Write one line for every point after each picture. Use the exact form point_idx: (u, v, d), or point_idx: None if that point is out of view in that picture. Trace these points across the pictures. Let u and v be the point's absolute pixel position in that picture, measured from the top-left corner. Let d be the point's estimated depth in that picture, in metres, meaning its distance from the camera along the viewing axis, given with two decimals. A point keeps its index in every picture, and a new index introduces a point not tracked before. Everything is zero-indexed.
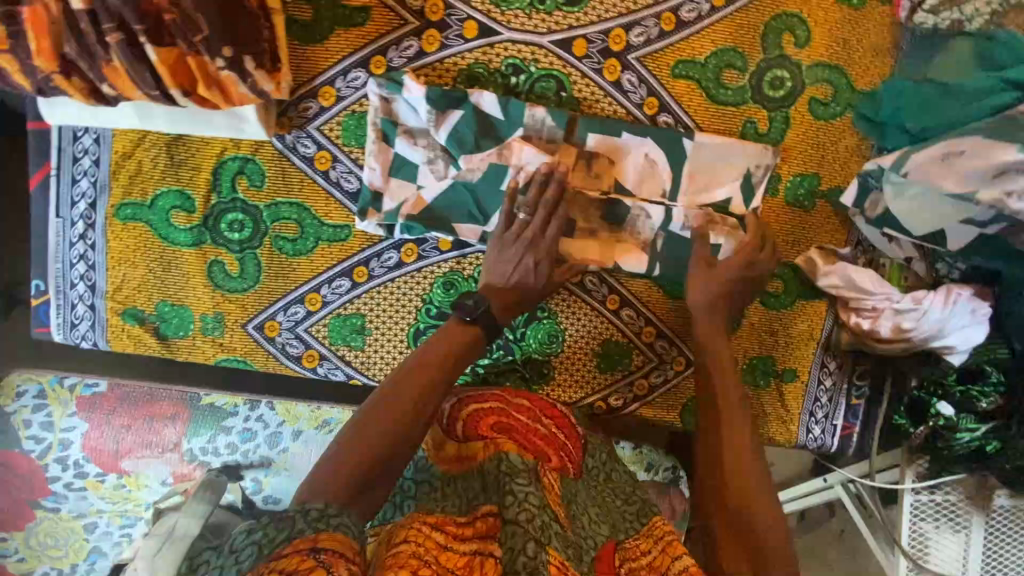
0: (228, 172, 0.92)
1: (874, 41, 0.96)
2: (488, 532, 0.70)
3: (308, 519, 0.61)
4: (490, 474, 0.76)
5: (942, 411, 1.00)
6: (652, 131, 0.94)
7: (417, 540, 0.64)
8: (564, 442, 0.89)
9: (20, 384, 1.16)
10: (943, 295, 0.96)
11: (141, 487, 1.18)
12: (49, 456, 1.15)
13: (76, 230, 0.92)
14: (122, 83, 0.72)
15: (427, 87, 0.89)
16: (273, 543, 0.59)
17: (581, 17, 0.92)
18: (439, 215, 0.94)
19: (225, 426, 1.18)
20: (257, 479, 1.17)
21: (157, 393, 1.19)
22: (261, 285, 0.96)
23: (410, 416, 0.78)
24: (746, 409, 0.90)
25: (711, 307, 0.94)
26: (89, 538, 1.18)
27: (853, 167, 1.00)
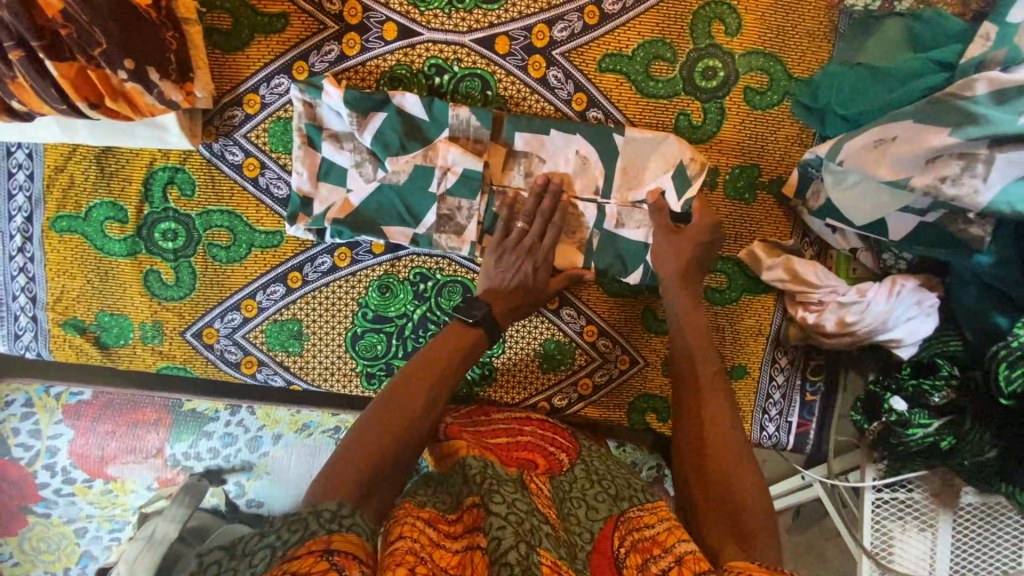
0: (159, 183, 0.93)
1: (808, 26, 0.93)
2: (474, 525, 0.68)
3: (321, 521, 0.60)
4: (473, 469, 0.73)
5: (895, 406, 0.96)
6: (580, 128, 0.92)
7: (412, 537, 0.63)
8: (551, 441, 0.92)
9: (8, 393, 1.18)
10: (887, 286, 0.94)
11: (128, 492, 1.21)
12: (38, 463, 1.19)
13: (15, 243, 0.94)
14: (30, 99, 0.74)
15: (345, 90, 0.88)
16: (287, 544, 0.57)
17: (502, 14, 0.91)
18: (367, 219, 0.92)
19: (206, 431, 1.19)
20: (240, 483, 1.19)
21: (140, 400, 1.19)
22: (197, 292, 0.97)
23: (411, 420, 0.78)
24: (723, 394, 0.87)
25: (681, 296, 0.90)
26: (79, 541, 1.23)
27: (794, 156, 0.98)
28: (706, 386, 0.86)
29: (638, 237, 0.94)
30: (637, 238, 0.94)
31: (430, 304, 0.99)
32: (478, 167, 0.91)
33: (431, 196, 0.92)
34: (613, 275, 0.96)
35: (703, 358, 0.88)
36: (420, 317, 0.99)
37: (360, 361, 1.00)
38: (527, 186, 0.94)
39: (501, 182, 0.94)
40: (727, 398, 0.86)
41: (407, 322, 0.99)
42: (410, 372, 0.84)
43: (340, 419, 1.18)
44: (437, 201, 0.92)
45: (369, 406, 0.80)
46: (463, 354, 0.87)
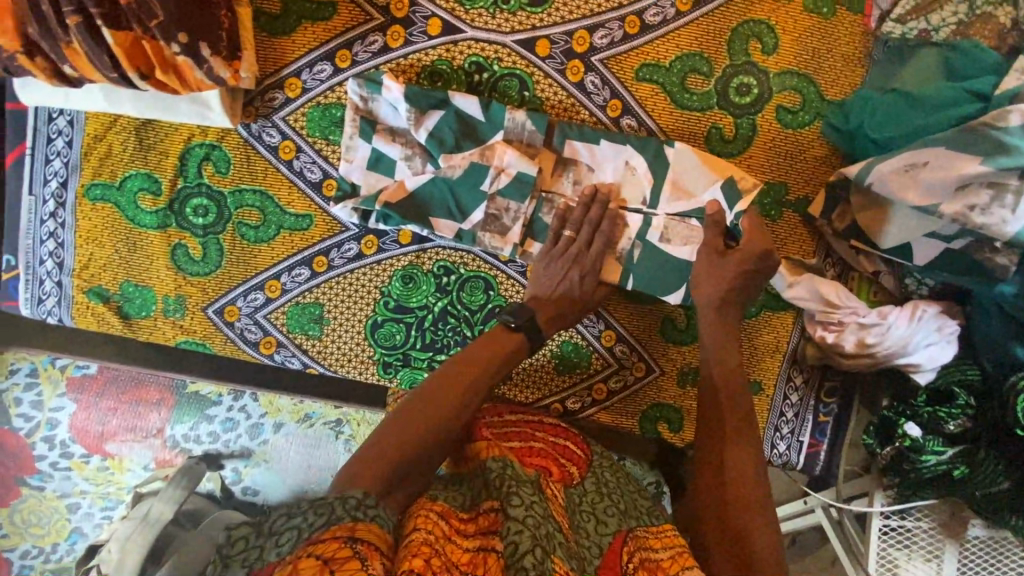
0: (194, 159, 0.94)
1: (845, 49, 0.94)
2: (487, 527, 0.69)
3: (347, 508, 0.60)
4: (493, 472, 0.73)
5: (909, 432, 0.96)
6: (631, 140, 0.94)
7: (427, 528, 0.63)
8: (565, 450, 0.90)
9: (14, 362, 1.19)
10: (908, 311, 0.94)
11: (125, 470, 1.24)
12: (37, 434, 1.21)
13: (48, 207, 0.95)
14: (82, 65, 0.75)
15: (405, 86, 0.91)
16: (312, 527, 0.57)
17: (545, 18, 0.92)
18: (414, 208, 0.94)
19: (208, 414, 1.22)
20: (237, 469, 1.23)
21: (145, 378, 1.21)
22: (223, 269, 0.97)
23: (438, 422, 0.78)
24: (727, 399, 0.88)
25: (721, 303, 0.90)
26: (71, 517, 1.24)
27: (823, 177, 0.98)
28: (728, 405, 0.87)
29: (684, 254, 0.94)
30: (682, 255, 0.94)
31: (451, 297, 1.01)
32: (532, 172, 0.93)
33: (483, 194, 0.94)
34: (653, 291, 0.96)
35: (729, 373, 0.89)
36: (441, 309, 1.01)
37: (378, 348, 1.01)
38: (576, 197, 0.96)
39: (550, 187, 0.96)
40: (746, 406, 0.88)
41: (427, 313, 1.01)
42: (442, 375, 0.84)
43: (344, 412, 1.22)
44: (487, 199, 0.94)
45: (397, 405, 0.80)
46: (492, 361, 0.87)
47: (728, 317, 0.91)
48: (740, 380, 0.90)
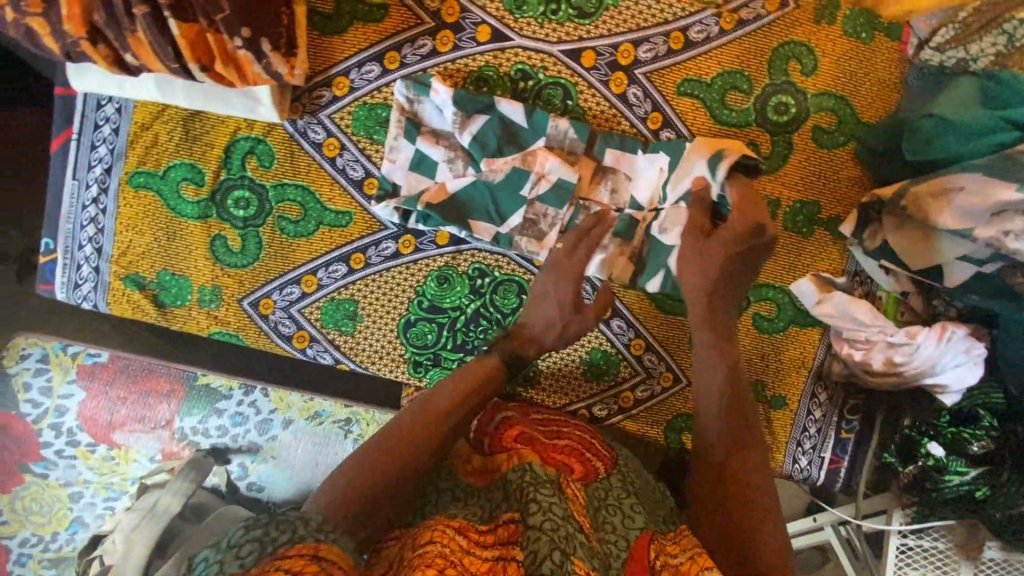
0: (239, 151, 0.95)
1: (880, 75, 0.97)
2: (508, 538, 0.68)
3: (309, 529, 0.58)
4: (514, 483, 0.74)
5: (933, 451, 0.98)
6: (662, 147, 0.95)
7: (442, 542, 0.63)
8: (591, 446, 0.91)
9: (26, 347, 1.19)
10: (937, 331, 0.95)
11: (130, 461, 1.21)
12: (45, 421, 1.20)
13: (90, 193, 0.95)
14: (144, 54, 0.76)
15: (453, 90, 0.92)
16: (275, 543, 0.55)
17: (592, 29, 0.94)
18: (453, 210, 0.95)
19: (217, 408, 1.22)
20: (244, 464, 1.21)
21: (157, 369, 1.21)
22: (261, 262, 0.98)
23: (424, 445, 0.78)
24: (716, 414, 0.85)
25: (710, 289, 0.86)
26: (73, 507, 1.21)
27: (854, 198, 1.01)
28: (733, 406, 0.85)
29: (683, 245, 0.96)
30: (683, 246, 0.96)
31: (484, 300, 1.02)
32: (573, 180, 0.95)
33: (522, 199, 0.95)
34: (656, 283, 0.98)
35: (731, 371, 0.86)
36: (473, 311, 1.02)
37: (409, 347, 1.02)
38: (613, 205, 0.97)
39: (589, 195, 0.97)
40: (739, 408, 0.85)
41: (460, 315, 1.02)
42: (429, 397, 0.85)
43: (352, 411, 1.23)
44: (526, 205, 0.96)
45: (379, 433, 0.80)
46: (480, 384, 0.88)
47: (716, 308, 0.87)
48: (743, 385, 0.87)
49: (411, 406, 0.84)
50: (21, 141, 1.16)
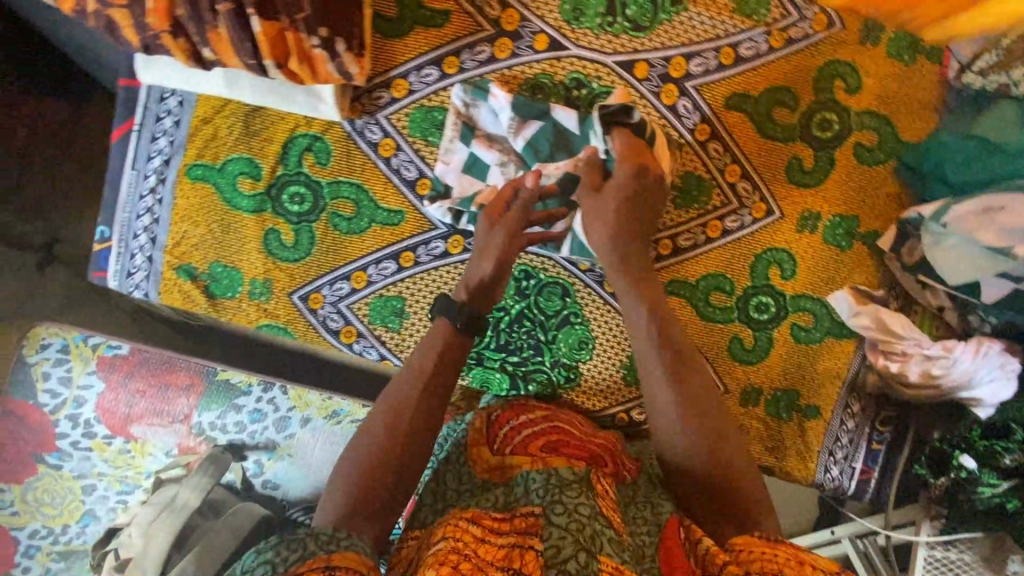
0: (297, 148, 0.97)
1: (922, 96, 1.00)
2: (524, 527, 0.68)
3: (319, 542, 0.65)
4: (537, 485, 0.72)
5: (965, 463, 1.01)
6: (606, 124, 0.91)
7: (457, 536, 0.67)
8: (618, 456, 0.90)
9: (47, 338, 1.27)
10: (973, 346, 0.98)
11: (145, 455, 1.27)
12: (62, 411, 1.26)
13: (148, 183, 0.97)
14: (222, 49, 0.77)
15: (511, 96, 0.94)
16: (286, 562, 0.62)
17: (646, 42, 0.97)
18: None
19: (236, 404, 1.28)
20: (260, 462, 1.28)
21: (177, 362, 1.29)
22: (314, 255, 1.00)
23: (405, 437, 0.79)
24: (665, 383, 0.82)
25: (614, 242, 0.89)
26: (85, 499, 1.26)
27: (893, 213, 1.03)
28: (683, 369, 0.83)
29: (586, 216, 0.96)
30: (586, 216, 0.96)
31: (529, 301, 1.05)
32: None
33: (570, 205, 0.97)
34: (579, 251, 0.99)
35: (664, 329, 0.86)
36: (518, 312, 1.04)
37: None
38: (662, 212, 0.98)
39: None
40: (687, 375, 0.83)
41: (504, 314, 1.05)
42: (400, 385, 0.84)
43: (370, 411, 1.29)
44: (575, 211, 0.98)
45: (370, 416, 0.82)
46: (450, 362, 0.87)
47: (631, 263, 0.89)
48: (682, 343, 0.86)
49: (385, 397, 0.83)
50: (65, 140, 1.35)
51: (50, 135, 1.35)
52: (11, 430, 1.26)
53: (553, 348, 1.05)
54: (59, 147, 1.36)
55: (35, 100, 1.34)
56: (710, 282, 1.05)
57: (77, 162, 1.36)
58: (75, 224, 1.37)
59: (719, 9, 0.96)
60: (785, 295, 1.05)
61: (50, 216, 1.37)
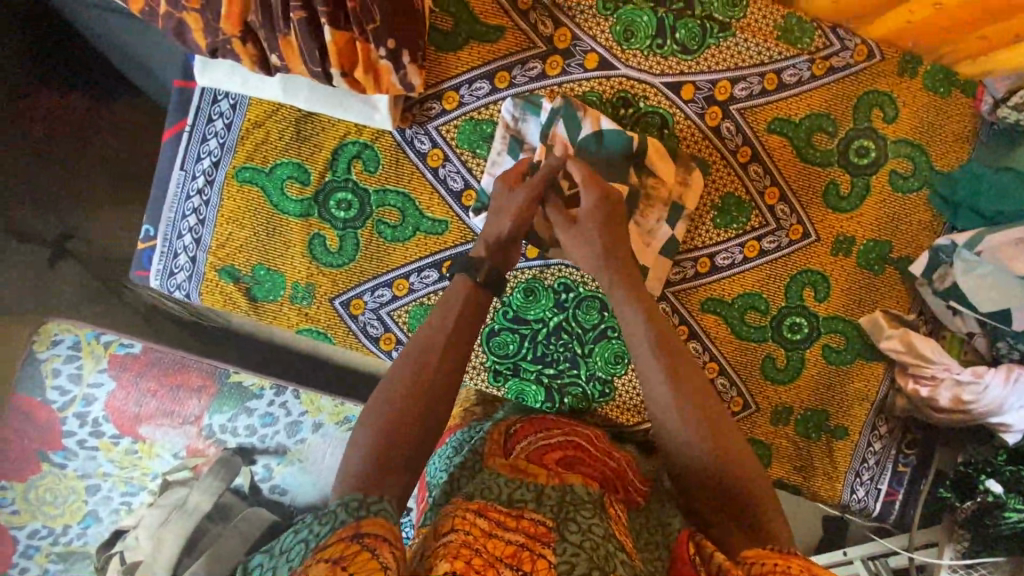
0: (345, 155, 0.98)
1: (957, 127, 1.02)
2: (535, 532, 0.64)
3: (350, 510, 0.61)
4: (553, 497, 0.69)
5: (991, 488, 1.02)
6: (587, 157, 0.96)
7: (465, 530, 0.62)
8: (631, 480, 0.87)
9: (58, 334, 1.26)
10: (1003, 372, 1.00)
11: (152, 456, 1.27)
12: (70, 409, 1.25)
13: (196, 184, 0.98)
14: (290, 56, 0.79)
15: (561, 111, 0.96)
16: (318, 536, 0.60)
17: (693, 65, 0.99)
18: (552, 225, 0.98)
19: (248, 407, 1.29)
20: (269, 466, 1.27)
21: (188, 362, 1.29)
22: (357, 262, 1.00)
23: (428, 394, 0.75)
24: (662, 380, 0.79)
25: (603, 260, 0.89)
26: (88, 500, 1.25)
27: (925, 240, 1.05)
28: (679, 368, 0.80)
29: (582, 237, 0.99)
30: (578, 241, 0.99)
31: (568, 314, 1.05)
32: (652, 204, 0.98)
33: None
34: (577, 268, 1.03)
35: (657, 327, 0.83)
36: (556, 324, 1.05)
37: (491, 356, 1.06)
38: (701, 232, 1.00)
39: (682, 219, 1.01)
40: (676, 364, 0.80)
41: (542, 326, 1.05)
42: (421, 340, 0.81)
43: None
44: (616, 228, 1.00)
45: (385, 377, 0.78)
46: (471, 319, 0.84)
47: (626, 272, 0.88)
48: (676, 340, 0.83)
49: (406, 353, 0.80)
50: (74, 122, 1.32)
51: (66, 123, 1.32)
52: (17, 428, 1.24)
53: (589, 361, 1.05)
54: (77, 142, 1.33)
55: (58, 96, 1.30)
56: (746, 301, 1.07)
57: (95, 160, 1.34)
58: (88, 222, 1.35)
59: (765, 35, 0.98)
60: (818, 317, 1.07)
61: (62, 212, 1.34)
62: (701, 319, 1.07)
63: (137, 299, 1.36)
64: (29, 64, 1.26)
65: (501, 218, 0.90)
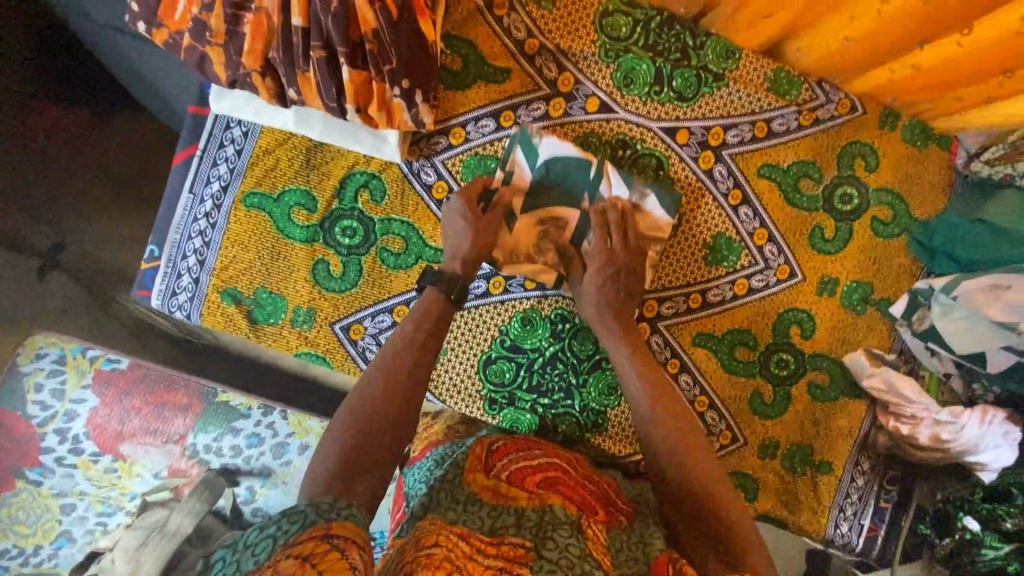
0: (353, 184, 1.01)
1: (933, 178, 1.08)
2: (513, 555, 0.64)
3: (319, 512, 0.61)
4: (532, 518, 0.70)
5: (969, 525, 1.06)
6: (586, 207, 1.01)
7: (448, 546, 0.63)
8: (612, 500, 0.86)
9: (43, 347, 1.25)
10: (979, 413, 1.04)
11: (132, 476, 1.25)
12: (50, 425, 1.23)
13: (204, 207, 1.01)
14: (308, 91, 0.83)
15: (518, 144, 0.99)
16: (286, 534, 0.57)
17: (689, 111, 1.04)
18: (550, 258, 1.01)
19: (233, 427, 1.27)
20: (252, 488, 1.25)
21: (175, 381, 1.28)
22: (358, 288, 1.02)
23: (398, 401, 0.80)
24: (643, 407, 0.91)
25: (601, 306, 0.97)
26: (61, 519, 1.22)
27: (904, 283, 1.11)
28: (665, 397, 0.91)
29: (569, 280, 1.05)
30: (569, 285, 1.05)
31: (563, 344, 1.07)
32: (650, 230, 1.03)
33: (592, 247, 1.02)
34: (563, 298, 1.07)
35: (645, 360, 0.95)
36: (552, 354, 1.07)
37: (487, 384, 1.08)
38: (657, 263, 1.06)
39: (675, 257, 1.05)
40: (654, 377, 0.93)
41: (538, 356, 1.07)
42: (394, 353, 0.84)
43: None
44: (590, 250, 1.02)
45: (354, 393, 0.80)
46: (442, 329, 0.88)
47: (625, 315, 0.98)
48: (660, 373, 0.94)
49: (378, 361, 0.83)
50: (77, 139, 1.34)
51: (70, 142, 1.33)
52: None
53: (583, 392, 1.07)
54: (77, 151, 1.34)
55: (59, 110, 1.31)
56: (735, 336, 1.10)
57: (92, 163, 1.35)
58: (81, 232, 1.34)
59: (756, 86, 1.04)
60: (804, 353, 1.11)
61: (55, 225, 1.34)
62: (692, 353, 1.10)
63: (125, 312, 1.34)
64: (34, 82, 1.29)
65: (469, 239, 0.93)
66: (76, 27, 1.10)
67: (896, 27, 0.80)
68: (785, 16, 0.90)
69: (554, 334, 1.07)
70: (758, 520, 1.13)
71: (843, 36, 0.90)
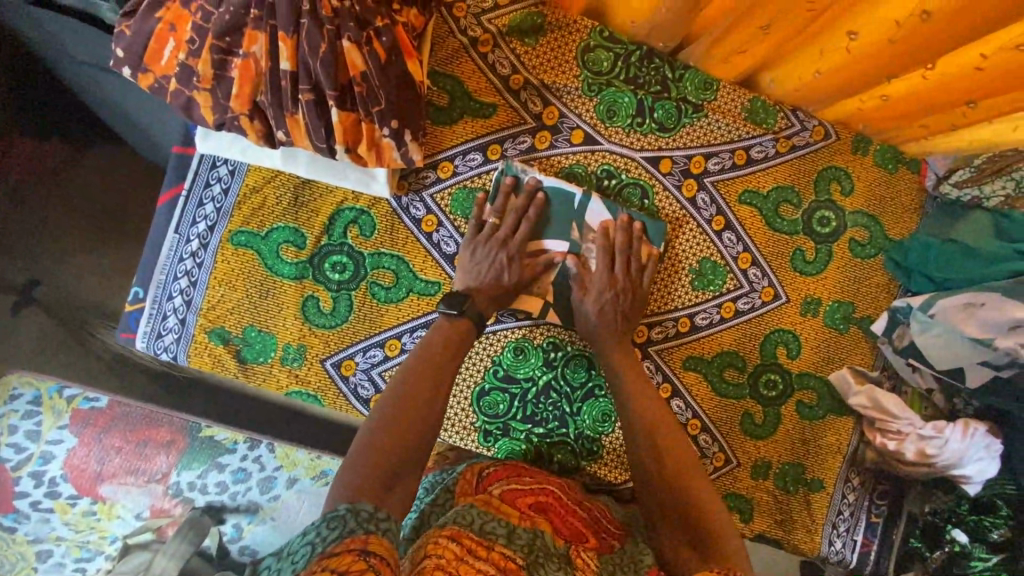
0: (343, 220, 1.01)
1: (906, 201, 1.13)
2: (504, 566, 0.64)
3: (360, 520, 0.63)
4: (523, 539, 0.70)
5: (957, 538, 1.12)
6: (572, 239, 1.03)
7: (440, 552, 0.61)
8: (604, 525, 0.86)
9: (17, 387, 1.22)
10: (961, 426, 1.05)
11: (112, 518, 1.20)
12: (25, 468, 1.19)
13: (190, 246, 1.00)
14: (296, 132, 0.83)
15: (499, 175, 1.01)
16: (325, 541, 0.60)
17: (670, 141, 1.07)
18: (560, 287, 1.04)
19: (219, 462, 1.23)
20: (239, 525, 1.22)
21: (157, 419, 1.24)
22: (349, 323, 1.01)
23: (424, 414, 0.83)
24: (637, 425, 0.94)
25: (602, 316, 0.99)
26: (37, 567, 1.18)
27: (883, 301, 1.14)
28: (658, 422, 0.94)
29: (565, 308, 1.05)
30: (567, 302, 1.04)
31: (556, 372, 1.08)
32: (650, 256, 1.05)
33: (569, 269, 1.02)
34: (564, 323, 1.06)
35: (637, 376, 0.99)
36: (545, 384, 1.07)
37: (481, 417, 1.07)
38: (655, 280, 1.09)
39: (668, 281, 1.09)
40: (646, 396, 0.96)
41: (532, 386, 1.07)
42: (416, 370, 0.88)
43: None
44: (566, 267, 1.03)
45: (379, 405, 0.84)
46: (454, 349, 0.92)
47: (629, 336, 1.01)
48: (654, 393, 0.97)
49: (400, 375, 0.88)
50: (57, 176, 1.32)
51: (50, 178, 1.31)
52: None
53: (578, 420, 1.07)
54: (58, 190, 1.32)
55: (36, 144, 1.29)
56: (724, 358, 1.12)
57: (73, 200, 1.33)
58: (57, 269, 1.31)
59: (734, 116, 1.07)
60: (791, 373, 1.13)
61: (30, 260, 1.31)
62: (682, 376, 1.12)
63: (104, 348, 1.31)
64: None
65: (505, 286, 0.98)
66: (56, 64, 1.09)
67: (861, 61, 0.84)
68: (759, 50, 0.94)
69: (546, 361, 1.07)
70: (754, 541, 1.15)
71: (813, 70, 0.93)
